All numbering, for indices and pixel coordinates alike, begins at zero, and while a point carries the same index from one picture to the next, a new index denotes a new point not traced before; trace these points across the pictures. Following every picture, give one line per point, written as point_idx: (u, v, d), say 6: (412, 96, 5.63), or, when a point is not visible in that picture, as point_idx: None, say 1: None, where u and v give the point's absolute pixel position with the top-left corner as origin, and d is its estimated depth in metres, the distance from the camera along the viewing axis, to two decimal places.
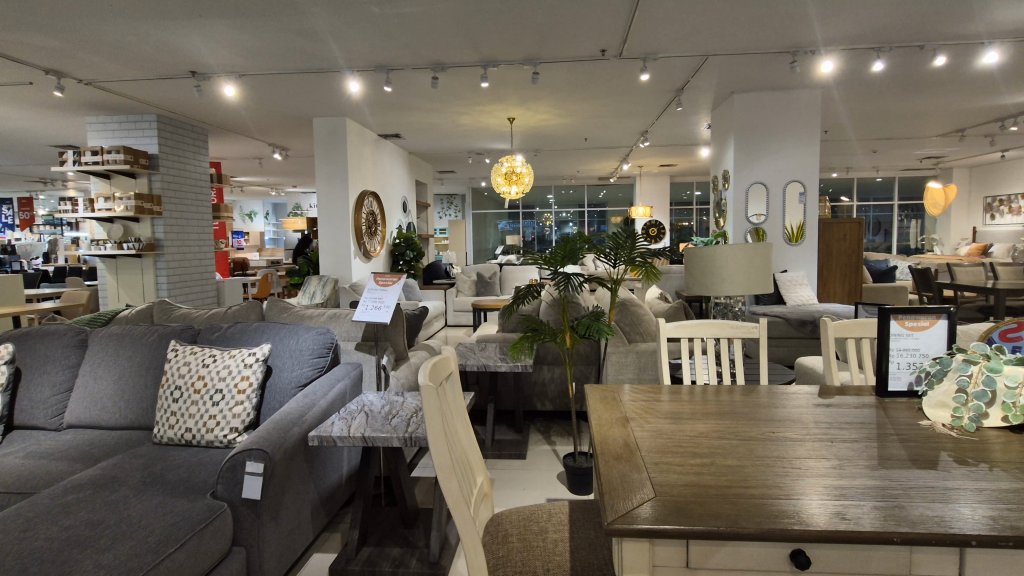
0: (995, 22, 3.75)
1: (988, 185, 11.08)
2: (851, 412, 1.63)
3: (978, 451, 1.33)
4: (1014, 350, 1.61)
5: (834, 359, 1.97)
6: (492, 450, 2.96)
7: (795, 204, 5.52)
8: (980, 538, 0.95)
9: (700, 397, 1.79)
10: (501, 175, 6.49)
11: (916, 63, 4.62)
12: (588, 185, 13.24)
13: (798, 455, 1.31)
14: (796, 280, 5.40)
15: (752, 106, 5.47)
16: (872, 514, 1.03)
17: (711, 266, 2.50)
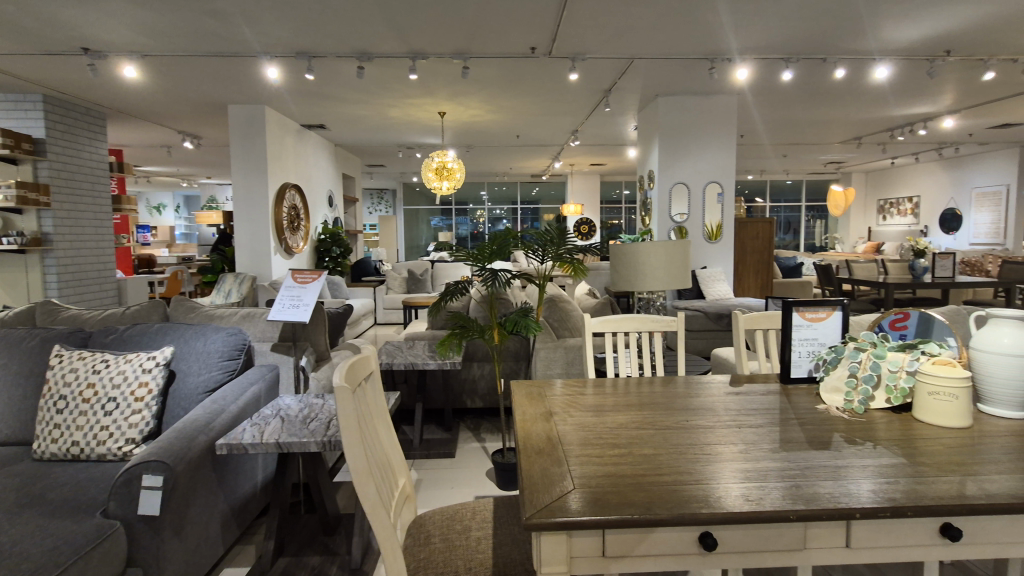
0: (885, 40, 4.13)
1: (881, 189, 12.23)
2: (758, 399, 1.73)
3: (865, 431, 1.45)
4: (898, 338, 1.78)
5: (744, 350, 2.08)
6: (420, 450, 2.91)
7: (714, 204, 5.83)
8: (863, 511, 1.04)
9: (622, 390, 1.84)
10: (432, 170, 6.39)
11: (819, 75, 5.00)
12: (521, 182, 13.34)
13: (707, 442, 1.37)
14: (714, 276, 5.70)
15: (674, 110, 5.71)
16: (773, 494, 1.09)
17: (635, 262, 2.59)
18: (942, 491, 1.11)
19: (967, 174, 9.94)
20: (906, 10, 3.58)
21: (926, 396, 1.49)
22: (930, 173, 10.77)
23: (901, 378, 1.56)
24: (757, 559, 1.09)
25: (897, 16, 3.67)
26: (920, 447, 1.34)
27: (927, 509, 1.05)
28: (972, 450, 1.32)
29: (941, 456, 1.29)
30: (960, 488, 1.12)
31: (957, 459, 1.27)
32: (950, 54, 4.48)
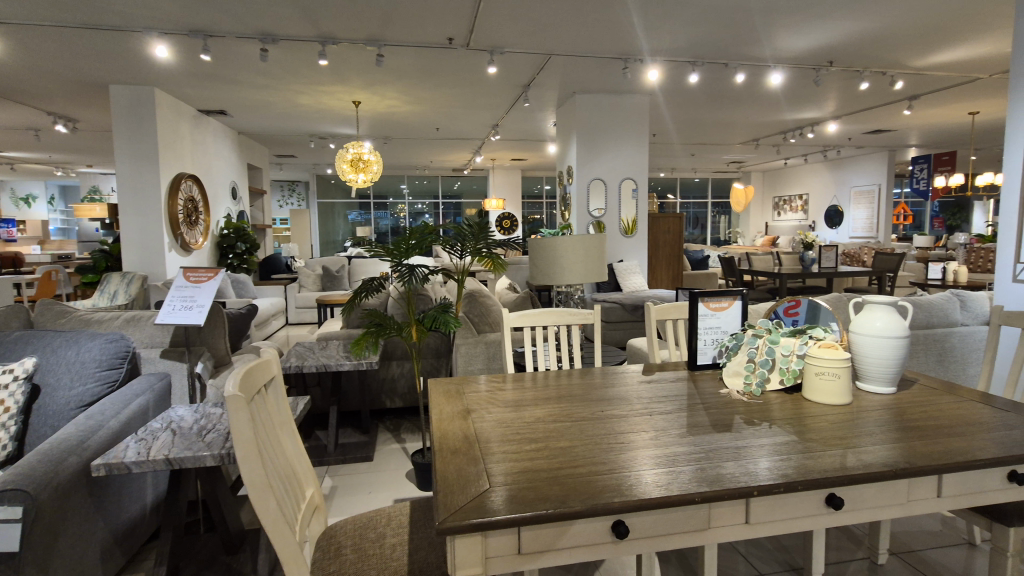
0: (778, 49, 4.47)
1: (775, 188, 13.36)
2: (667, 386, 1.81)
3: (762, 412, 1.56)
4: (791, 323, 1.90)
5: (655, 340, 2.17)
6: (335, 456, 2.78)
7: (629, 200, 6.07)
8: (761, 488, 1.10)
9: (541, 383, 1.85)
10: (346, 162, 6.13)
11: (722, 79, 5.34)
12: (442, 177, 13.20)
13: (621, 430, 1.40)
14: (630, 269, 5.92)
15: (590, 107, 5.86)
16: (680, 478, 1.13)
17: (553, 256, 2.61)
18: (827, 464, 1.20)
19: (847, 175, 11.06)
20: (795, 22, 3.89)
21: (815, 376, 1.62)
22: (817, 173, 11.87)
23: (793, 361, 1.68)
24: (668, 542, 1.13)
25: (788, 27, 3.99)
26: (808, 423, 1.46)
27: (814, 482, 1.13)
28: (852, 424, 1.45)
29: (827, 431, 1.40)
30: (842, 460, 1.22)
31: (840, 434, 1.39)
32: (832, 64, 4.94)
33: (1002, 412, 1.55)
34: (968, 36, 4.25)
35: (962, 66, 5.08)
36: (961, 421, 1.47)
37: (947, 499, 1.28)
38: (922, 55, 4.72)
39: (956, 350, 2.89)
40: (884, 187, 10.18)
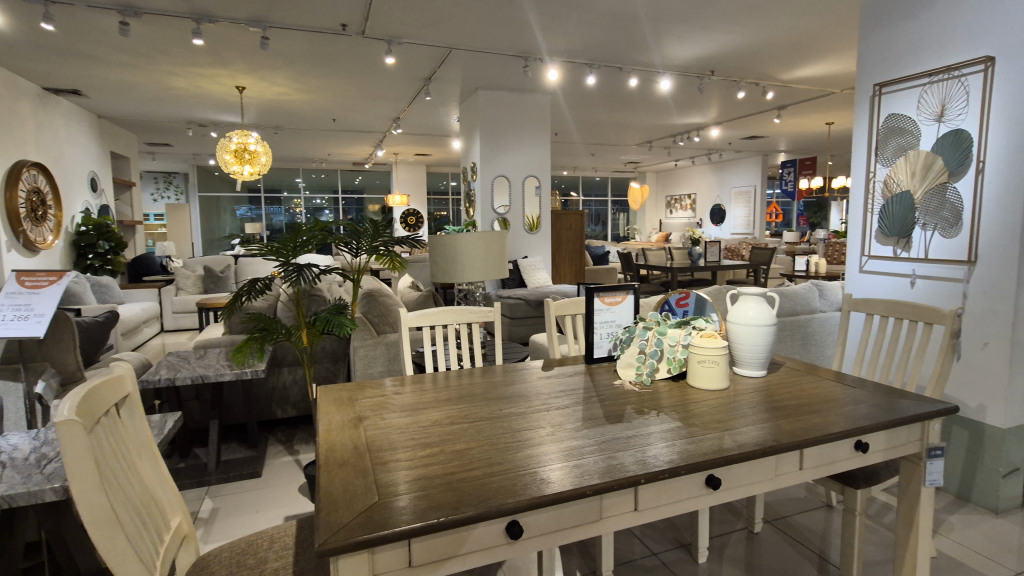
0: (667, 56, 4.75)
1: (668, 187, 14.30)
2: (565, 380, 1.85)
3: (651, 401, 1.63)
4: (682, 313, 1.98)
5: (555, 335, 2.21)
6: (217, 475, 2.55)
7: (532, 197, 6.19)
8: (648, 476, 1.14)
9: (441, 384, 1.80)
10: (229, 152, 5.64)
11: (617, 82, 5.58)
12: (342, 170, 12.64)
13: (520, 429, 1.40)
14: (535, 265, 6.03)
15: (492, 103, 5.86)
16: (574, 472, 1.15)
17: (454, 254, 2.58)
18: (707, 447, 1.28)
19: (728, 176, 12.11)
20: (680, 32, 4.15)
21: (698, 364, 1.73)
22: (703, 175, 12.85)
23: (678, 351, 1.79)
24: (563, 538, 1.14)
25: (674, 36, 4.25)
26: (691, 409, 1.55)
27: (695, 466, 1.20)
28: (729, 408, 1.56)
29: (708, 415, 1.50)
30: (721, 442, 1.31)
31: (718, 417, 1.49)
32: (714, 74, 5.35)
33: (852, 389, 1.75)
34: (823, 54, 4.79)
35: (819, 81, 5.72)
36: (818, 399, 1.64)
37: (807, 471, 1.42)
38: (787, 69, 5.24)
39: (816, 334, 3.25)
40: (759, 188, 11.27)
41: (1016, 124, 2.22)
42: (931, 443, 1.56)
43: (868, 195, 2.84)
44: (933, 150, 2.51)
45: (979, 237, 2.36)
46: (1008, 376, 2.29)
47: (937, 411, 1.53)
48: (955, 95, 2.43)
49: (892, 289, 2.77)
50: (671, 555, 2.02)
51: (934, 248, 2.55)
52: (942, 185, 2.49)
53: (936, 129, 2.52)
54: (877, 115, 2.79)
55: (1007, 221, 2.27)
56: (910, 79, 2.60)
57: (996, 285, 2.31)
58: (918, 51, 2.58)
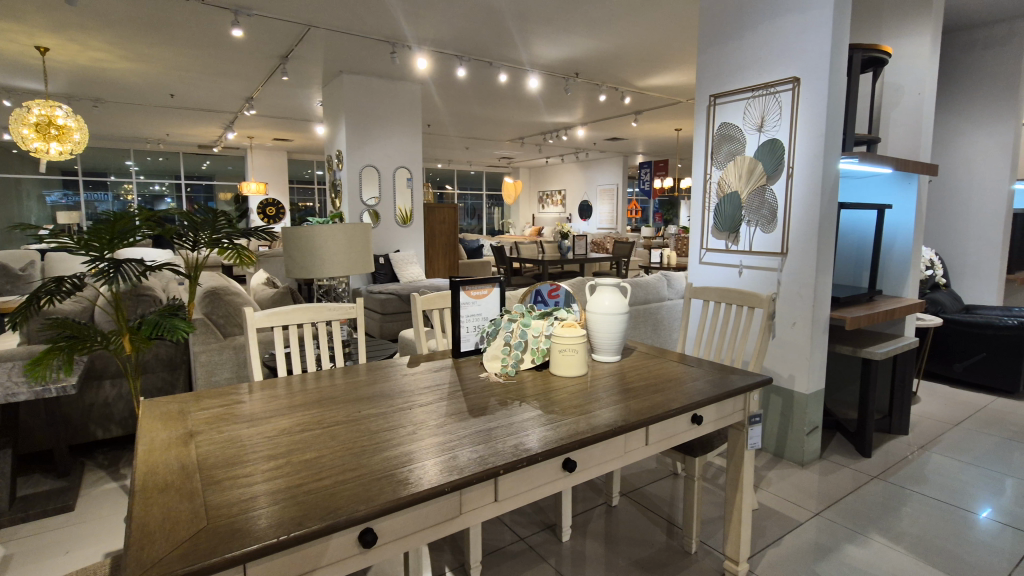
0: (534, 55, 4.89)
1: (539, 183, 14.84)
2: (432, 376, 1.81)
3: (516, 392, 1.67)
4: (552, 303, 2.02)
5: (421, 330, 2.16)
6: (13, 513, 2.14)
7: (404, 188, 6.04)
8: (506, 466, 1.16)
9: (297, 388, 1.66)
10: (28, 126, 4.70)
11: (487, 77, 5.63)
12: (184, 153, 11.24)
13: (380, 430, 1.34)
14: (407, 259, 5.87)
15: (357, 89, 5.59)
16: (432, 471, 1.12)
17: (311, 248, 2.40)
18: (563, 432, 1.34)
19: (593, 175, 12.93)
20: (544, 32, 4.30)
21: (558, 353, 1.80)
22: (571, 172, 13.56)
23: (541, 341, 1.85)
24: (420, 539, 1.11)
25: (539, 37, 4.39)
26: (553, 396, 1.62)
27: (553, 451, 1.24)
28: (587, 393, 1.65)
29: (568, 401, 1.57)
30: (577, 426, 1.38)
31: (577, 402, 1.57)
32: (578, 76, 5.63)
33: (691, 368, 1.95)
34: (669, 66, 5.29)
35: (668, 90, 6.31)
36: (664, 379, 1.80)
37: (653, 445, 1.55)
38: (641, 76, 5.71)
39: (665, 320, 3.58)
40: (620, 187, 12.19)
41: (817, 137, 2.62)
42: (751, 411, 1.79)
43: (706, 194, 3.19)
44: (755, 156, 2.88)
45: (790, 232, 2.76)
46: (811, 350, 2.71)
47: (757, 383, 1.76)
48: (771, 109, 2.81)
49: (724, 278, 3.13)
50: (537, 537, 2.10)
51: (756, 242, 2.93)
52: (762, 186, 2.87)
53: (757, 137, 2.89)
54: (712, 122, 3.13)
55: (810, 219, 2.68)
56: (737, 92, 2.96)
57: (802, 273, 2.72)
58: (742, 68, 2.94)
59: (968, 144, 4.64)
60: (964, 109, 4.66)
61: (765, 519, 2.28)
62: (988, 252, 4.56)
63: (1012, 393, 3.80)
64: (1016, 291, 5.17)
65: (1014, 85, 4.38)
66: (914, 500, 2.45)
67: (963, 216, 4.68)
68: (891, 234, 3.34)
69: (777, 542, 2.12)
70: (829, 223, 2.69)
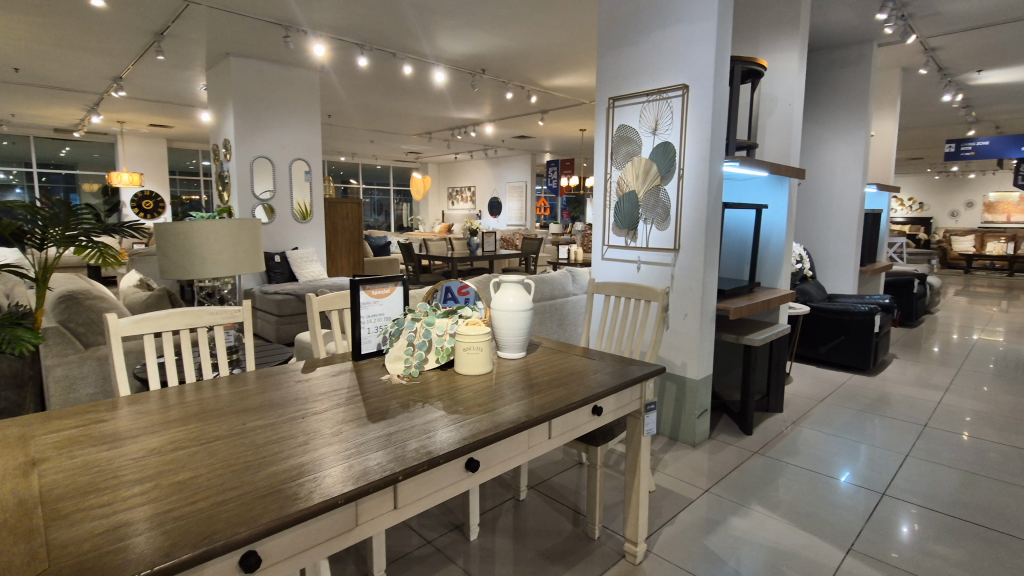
0: (439, 49, 4.83)
1: (448, 179, 14.74)
2: (328, 381, 1.71)
3: (421, 392, 1.63)
4: (462, 300, 2.00)
5: (318, 333, 2.04)
6: None
7: (302, 182, 5.71)
8: (405, 471, 1.12)
9: (174, 401, 1.50)
10: None
11: (391, 69, 5.47)
12: (38, 138, 9.82)
13: (270, 442, 1.24)
14: (306, 256, 5.57)
15: (247, 73, 5.19)
16: (324, 482, 1.06)
17: (190, 247, 2.19)
18: (466, 432, 1.32)
19: (502, 172, 13.08)
20: (447, 26, 4.24)
21: (463, 351, 1.78)
22: (480, 169, 13.61)
23: (446, 339, 1.82)
24: (313, 556, 1.04)
25: (443, 30, 4.34)
26: (457, 396, 1.59)
27: (454, 453, 1.22)
28: (492, 390, 1.65)
29: (472, 399, 1.56)
30: (481, 425, 1.37)
31: (482, 400, 1.56)
32: (484, 73, 5.64)
33: (593, 361, 2.01)
34: (571, 67, 5.47)
35: (572, 92, 6.53)
36: (567, 373, 1.84)
37: (555, 439, 1.59)
38: (545, 76, 5.83)
39: (570, 315, 3.70)
40: (529, 185, 12.46)
41: (704, 141, 2.82)
42: (647, 399, 1.89)
43: (606, 193, 3.31)
44: (650, 157, 3.04)
45: (681, 230, 2.96)
46: (701, 339, 2.92)
47: (652, 372, 1.86)
48: (664, 113, 2.98)
49: (624, 274, 3.28)
50: (445, 538, 2.07)
51: (652, 239, 3.10)
52: (657, 186, 3.04)
53: (651, 140, 3.05)
54: (612, 123, 3.25)
55: (698, 217, 2.88)
56: (634, 96, 3.10)
57: (692, 267, 2.92)
58: (637, 73, 3.09)
59: (828, 152, 5.25)
60: (825, 121, 5.25)
61: (662, 499, 2.42)
62: (845, 247, 5.18)
63: (865, 370, 4.35)
64: (866, 280, 5.94)
65: (863, 101, 5.02)
66: (788, 471, 2.72)
67: (825, 215, 5.29)
68: (767, 231, 3.68)
69: (672, 520, 2.26)
70: (714, 222, 2.91)
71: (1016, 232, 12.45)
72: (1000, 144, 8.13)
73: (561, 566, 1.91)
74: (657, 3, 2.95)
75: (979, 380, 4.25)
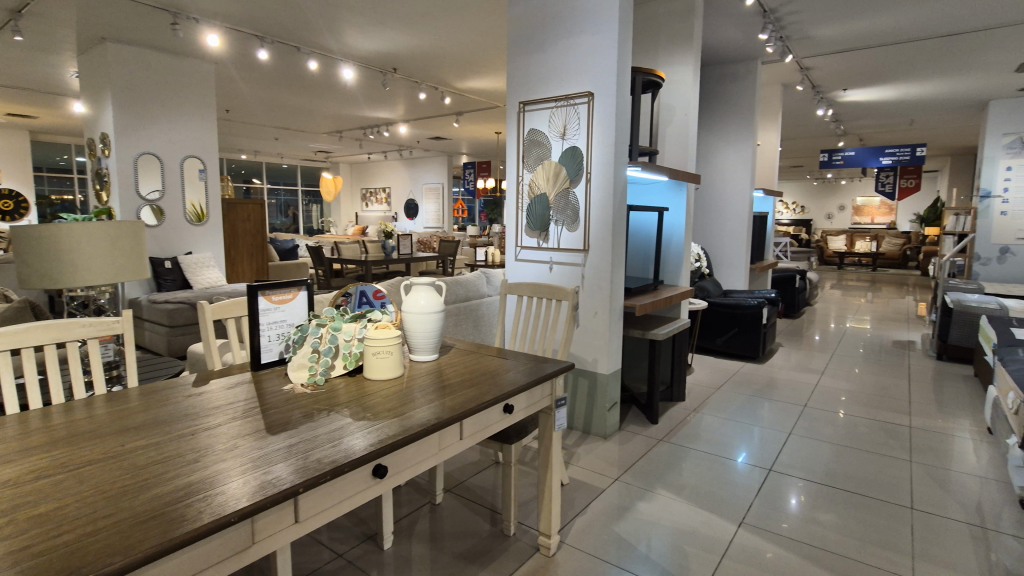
0: (347, 45, 4.68)
1: (362, 180, 14.29)
2: (223, 394, 1.61)
3: (327, 400, 1.57)
4: (377, 306, 1.96)
5: (213, 343, 1.91)
6: None
7: (196, 182, 5.29)
8: (305, 483, 1.08)
9: (36, 426, 1.33)
10: None
11: (295, 63, 5.22)
12: None
13: (153, 463, 1.14)
14: (202, 262, 5.18)
15: (128, 61, 4.74)
16: (216, 501, 0.99)
17: (57, 252, 1.96)
18: (374, 437, 1.29)
19: (418, 173, 12.90)
20: (354, 22, 4.13)
21: (372, 356, 1.74)
22: (395, 170, 13.35)
23: (354, 345, 1.77)
24: None
25: (350, 26, 4.21)
26: (366, 402, 1.55)
27: (360, 460, 1.19)
28: (402, 394, 1.63)
29: (381, 405, 1.53)
30: (390, 430, 1.34)
31: (392, 405, 1.54)
32: (396, 71, 5.54)
33: (506, 360, 2.05)
34: (483, 70, 5.51)
35: (486, 94, 6.57)
36: (479, 374, 1.86)
37: (467, 439, 1.59)
38: (458, 78, 5.82)
39: (485, 317, 3.72)
40: (445, 186, 12.41)
41: (608, 146, 2.96)
42: (558, 395, 1.95)
43: (518, 196, 3.37)
44: (559, 161, 3.14)
45: (589, 231, 3.08)
46: (609, 336, 3.06)
47: (562, 369, 1.92)
48: (571, 119, 3.09)
49: (537, 274, 3.36)
50: (357, 550, 2.01)
51: (563, 240, 3.20)
52: (566, 190, 3.14)
53: (560, 145, 3.15)
54: (522, 127, 3.32)
55: (604, 219, 3.02)
56: (542, 102, 3.18)
57: (600, 267, 3.05)
58: (545, 79, 3.18)
59: (721, 159, 5.70)
60: (718, 130, 5.70)
61: (575, 491, 2.51)
62: (737, 247, 5.65)
63: (755, 358, 4.77)
64: (756, 276, 6.51)
65: (749, 113, 5.51)
66: (690, 456, 2.92)
67: (720, 217, 5.73)
68: (668, 232, 3.93)
69: (585, 510, 2.35)
70: (620, 223, 3.07)
71: (876, 232, 14.21)
72: (863, 155, 9.24)
73: (477, 566, 1.92)
74: (563, 13, 3.05)
75: (849, 363, 4.81)
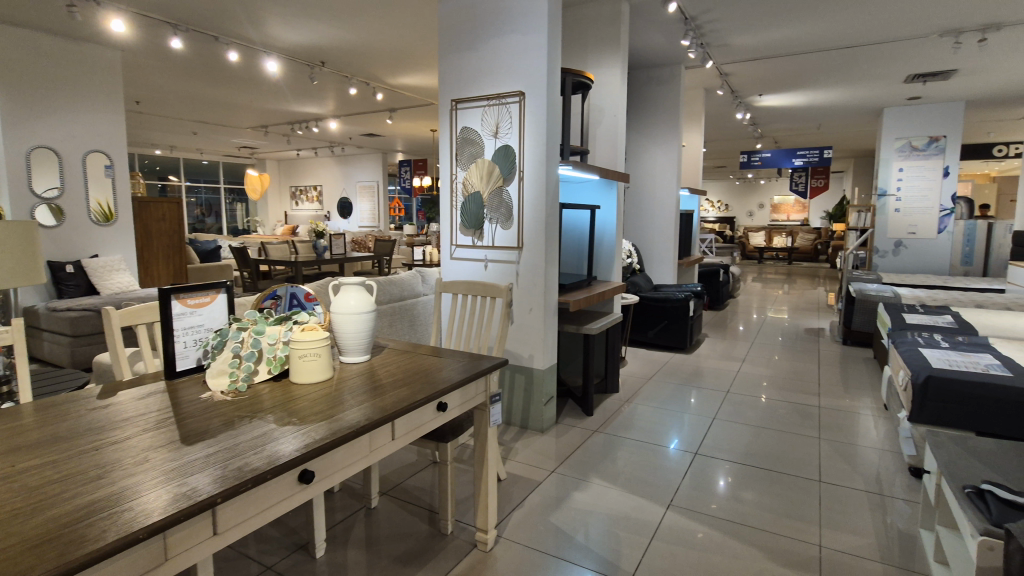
0: (270, 36, 4.47)
1: (291, 178, 13.70)
2: (133, 404, 1.50)
3: (249, 407, 1.51)
4: (306, 308, 1.90)
5: (121, 351, 1.77)
6: None
7: (101, 179, 4.88)
8: (224, 493, 1.03)
9: None
10: None
11: (213, 53, 4.93)
12: None
13: (49, 483, 1.05)
14: (111, 265, 4.81)
15: (16, 46, 4.30)
16: (121, 518, 0.93)
17: None
18: (299, 442, 1.26)
19: (351, 171, 12.55)
20: (277, 12, 3.96)
21: (298, 359, 1.68)
22: (327, 168, 12.90)
23: (279, 348, 1.70)
24: None
25: (272, 16, 4.02)
26: (292, 407, 1.50)
27: (283, 466, 1.15)
28: (331, 397, 1.58)
29: (309, 408, 1.48)
30: (317, 433, 1.31)
31: (320, 408, 1.49)
32: (324, 65, 5.35)
33: (440, 359, 2.04)
34: (415, 66, 5.43)
35: (419, 91, 6.50)
36: (412, 373, 1.84)
37: (399, 439, 1.58)
38: (390, 74, 5.72)
39: (420, 316, 3.68)
40: (380, 185, 12.15)
41: (539, 145, 3.01)
42: (492, 391, 1.97)
43: (452, 194, 3.35)
44: (492, 160, 3.16)
45: (523, 229, 3.12)
46: (544, 331, 3.11)
47: (495, 365, 1.94)
48: (503, 118, 3.12)
49: (472, 272, 3.36)
50: (287, 561, 1.94)
51: (497, 238, 3.22)
52: (499, 188, 3.16)
53: (493, 143, 3.17)
54: (455, 125, 3.31)
55: (537, 216, 3.07)
56: (474, 100, 3.19)
57: (535, 264, 3.09)
58: (476, 77, 3.18)
59: (650, 159, 5.93)
60: (646, 131, 5.93)
61: (513, 485, 2.54)
62: (665, 243, 5.91)
63: (683, 349, 5.01)
64: (684, 271, 6.83)
65: (674, 115, 5.77)
66: (624, 445, 3.03)
67: (649, 214, 5.97)
68: (600, 230, 4.05)
69: (522, 503, 2.38)
70: (552, 221, 3.13)
71: (791, 228, 15.30)
72: (778, 156, 9.92)
73: (414, 567, 1.91)
74: (493, 12, 3.08)
75: (767, 350, 5.15)
